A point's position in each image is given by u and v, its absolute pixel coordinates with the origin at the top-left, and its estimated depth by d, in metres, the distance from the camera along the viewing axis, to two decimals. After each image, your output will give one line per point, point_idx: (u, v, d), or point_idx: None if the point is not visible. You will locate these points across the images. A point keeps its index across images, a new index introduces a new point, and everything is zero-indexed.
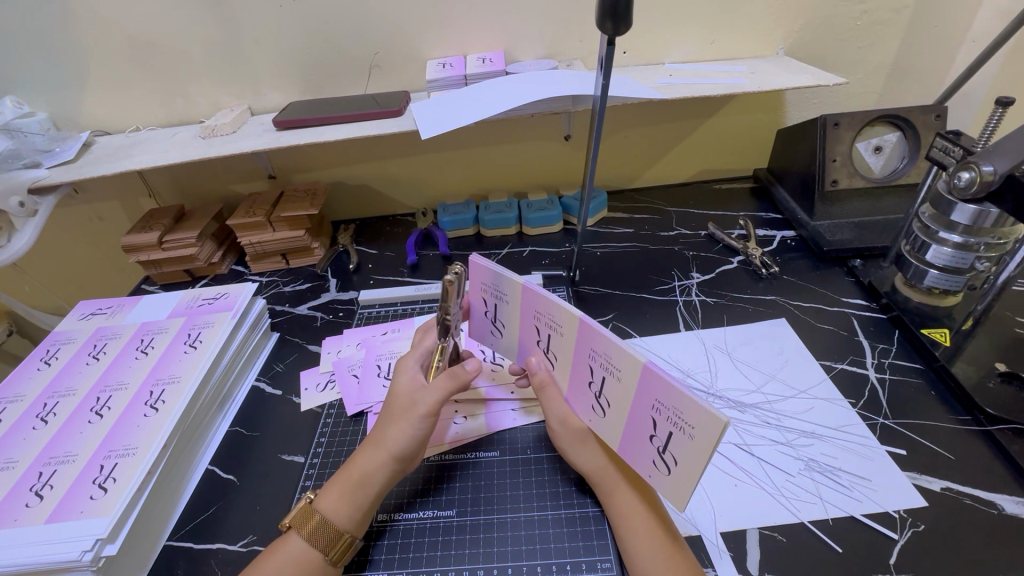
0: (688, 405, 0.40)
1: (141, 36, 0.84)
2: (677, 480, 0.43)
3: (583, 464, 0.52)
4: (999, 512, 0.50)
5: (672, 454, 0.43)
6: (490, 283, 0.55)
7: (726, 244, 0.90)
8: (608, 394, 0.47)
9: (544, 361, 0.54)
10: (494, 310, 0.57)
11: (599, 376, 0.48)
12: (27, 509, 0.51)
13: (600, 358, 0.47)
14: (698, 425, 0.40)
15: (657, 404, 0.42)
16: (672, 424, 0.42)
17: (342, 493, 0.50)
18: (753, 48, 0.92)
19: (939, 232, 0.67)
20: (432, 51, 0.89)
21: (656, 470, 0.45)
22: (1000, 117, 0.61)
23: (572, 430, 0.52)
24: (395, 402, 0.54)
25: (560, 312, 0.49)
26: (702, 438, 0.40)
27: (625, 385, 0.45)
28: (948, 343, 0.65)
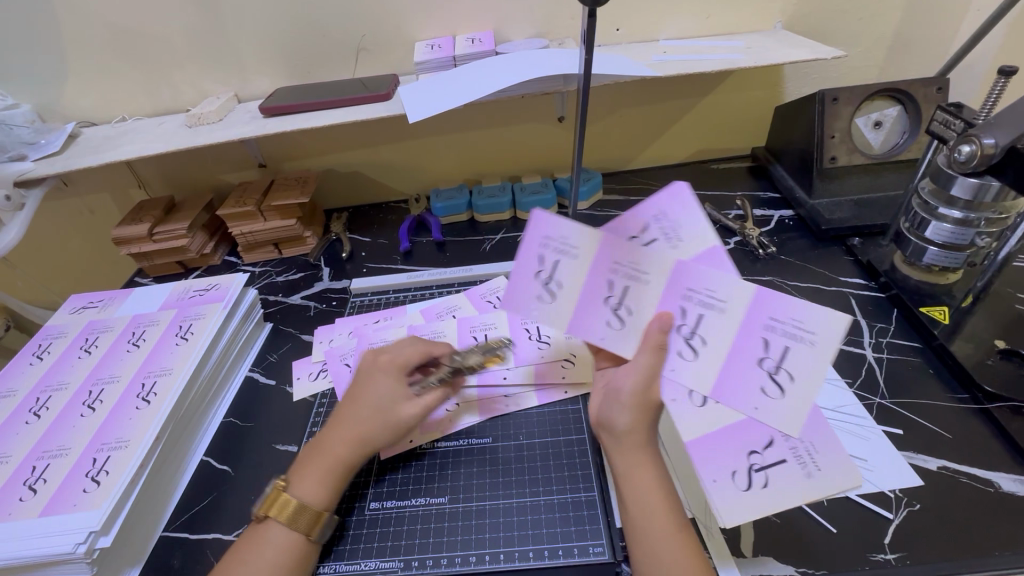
0: (807, 313, 0.43)
1: (122, 23, 0.82)
2: (820, 481, 0.49)
3: (624, 426, 0.46)
4: (995, 490, 0.50)
5: (810, 447, 0.51)
6: (559, 229, 0.46)
7: (723, 225, 0.88)
8: (790, 365, 0.44)
9: (543, 296, 0.49)
10: (550, 267, 0.48)
11: (693, 315, 0.46)
12: (21, 503, 0.51)
13: (698, 295, 0.45)
14: (820, 330, 0.43)
15: (771, 320, 0.44)
16: (785, 337, 0.44)
17: (324, 481, 0.50)
18: (751, 23, 0.89)
19: (938, 208, 0.66)
20: (420, 33, 0.87)
21: (766, 399, 0.45)
22: (1004, 87, 0.59)
23: (645, 399, 0.46)
24: (389, 402, 0.53)
25: (579, 230, 0.46)
26: (822, 346, 0.43)
27: (816, 352, 0.43)
28: (947, 321, 0.64)
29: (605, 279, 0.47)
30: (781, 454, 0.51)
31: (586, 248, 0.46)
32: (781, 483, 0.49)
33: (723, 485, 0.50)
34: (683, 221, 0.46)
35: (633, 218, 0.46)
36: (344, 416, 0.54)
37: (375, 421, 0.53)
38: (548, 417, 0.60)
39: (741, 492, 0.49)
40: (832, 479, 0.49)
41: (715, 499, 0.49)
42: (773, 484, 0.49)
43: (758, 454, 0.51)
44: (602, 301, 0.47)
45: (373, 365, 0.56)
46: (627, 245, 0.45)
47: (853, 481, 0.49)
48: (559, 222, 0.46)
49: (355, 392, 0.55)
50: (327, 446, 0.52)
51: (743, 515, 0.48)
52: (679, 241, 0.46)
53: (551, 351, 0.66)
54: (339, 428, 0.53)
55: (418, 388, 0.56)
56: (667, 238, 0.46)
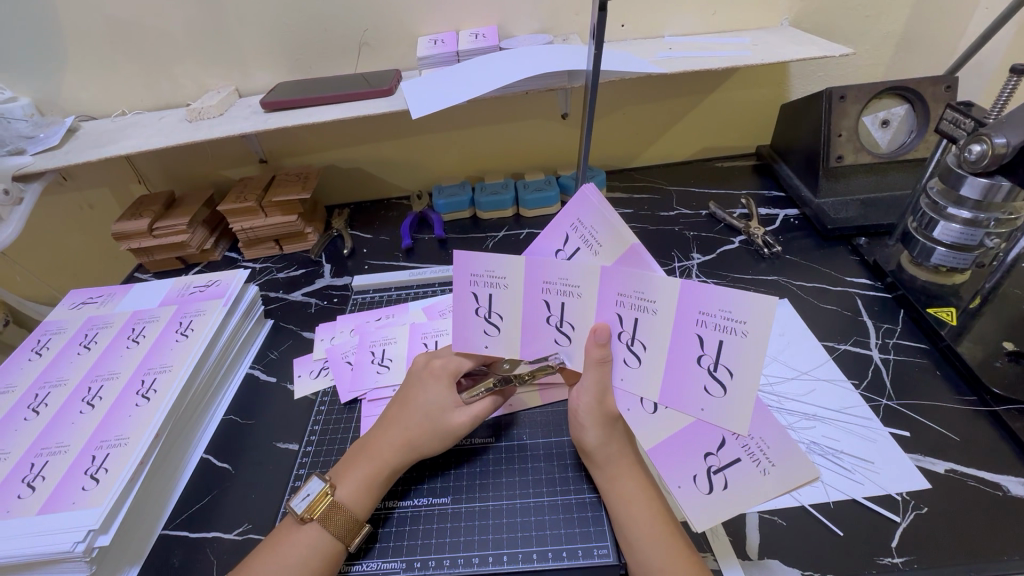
0: (737, 301, 0.39)
1: (121, 16, 0.81)
2: (777, 476, 0.42)
3: (591, 442, 0.49)
4: (1004, 494, 0.49)
5: (763, 439, 0.42)
6: (482, 265, 0.47)
7: (728, 224, 0.87)
8: (727, 361, 0.41)
9: (490, 329, 0.50)
10: (485, 302, 0.49)
11: (629, 321, 0.43)
12: (19, 500, 0.50)
13: (629, 299, 0.43)
14: (750, 318, 0.39)
15: (702, 314, 0.40)
16: (718, 331, 0.40)
17: (368, 487, 0.50)
18: (757, 19, 0.88)
19: (947, 208, 0.65)
20: (424, 27, 0.86)
21: (710, 397, 0.42)
22: (1015, 85, 0.58)
23: (605, 414, 0.48)
24: (439, 413, 0.53)
25: (501, 261, 0.46)
26: (756, 336, 0.39)
27: (750, 345, 0.39)
28: (955, 322, 0.64)
29: (540, 302, 0.47)
30: (734, 452, 0.44)
31: (513, 280, 0.47)
32: (742, 483, 0.43)
33: (689, 490, 0.45)
34: (596, 225, 0.43)
35: (555, 235, 0.46)
36: (393, 421, 0.53)
37: (423, 430, 0.52)
38: (551, 417, 0.60)
39: (704, 495, 0.44)
40: (789, 472, 0.41)
41: (685, 506, 0.45)
42: (733, 487, 0.44)
43: (714, 454, 0.45)
44: (544, 322, 0.48)
45: (424, 371, 0.56)
46: (547, 265, 0.45)
47: (806, 474, 0.41)
48: (479, 258, 0.47)
49: (406, 398, 0.55)
50: (373, 450, 0.52)
51: (708, 518, 0.44)
52: (599, 246, 0.43)
53: None
54: (386, 434, 0.53)
55: (467, 397, 0.55)
56: (588, 244, 0.44)
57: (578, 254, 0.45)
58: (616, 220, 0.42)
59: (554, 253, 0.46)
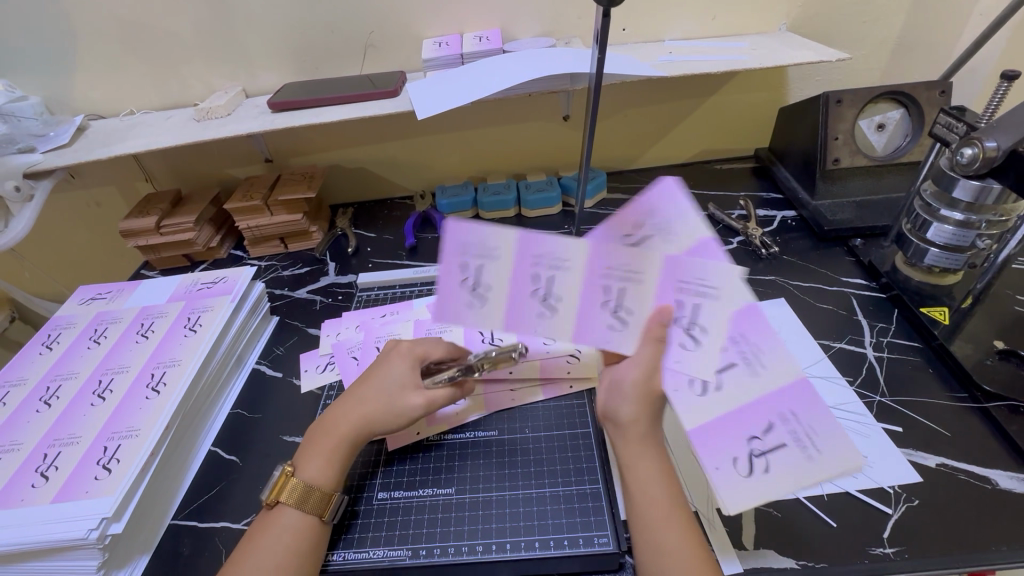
0: (770, 350, 0.46)
1: (131, 17, 0.83)
2: (822, 462, 0.43)
3: (627, 416, 0.49)
4: (993, 487, 0.51)
5: (810, 426, 0.44)
6: (475, 235, 0.45)
7: (726, 225, 0.89)
8: (725, 378, 0.46)
9: (474, 302, 0.48)
10: (473, 273, 0.47)
11: (690, 306, 0.45)
12: (33, 489, 0.52)
13: (692, 287, 0.44)
14: (768, 368, 0.46)
15: (737, 338, 0.46)
16: (738, 357, 0.46)
17: (328, 464, 0.51)
18: (756, 24, 0.90)
19: (940, 210, 0.67)
20: (428, 30, 0.88)
21: (689, 388, 0.47)
22: (1006, 91, 0.60)
23: (648, 391, 0.47)
24: (396, 390, 0.54)
25: (494, 233, 0.45)
26: (764, 380, 0.46)
27: (756, 383, 0.46)
28: (947, 321, 0.65)
29: (527, 275, 0.46)
30: (781, 437, 0.44)
31: (503, 254, 0.46)
32: (786, 469, 0.43)
33: (727, 472, 0.45)
34: (675, 214, 0.43)
35: (623, 219, 0.44)
36: (351, 397, 0.54)
37: (376, 402, 0.53)
38: (553, 411, 0.61)
39: (742, 478, 0.44)
40: (834, 458, 0.43)
41: (718, 487, 0.44)
42: (775, 471, 0.44)
43: (759, 438, 0.45)
44: (530, 295, 0.47)
45: (392, 351, 0.58)
46: (612, 248, 0.44)
47: (851, 462, 0.42)
48: (545, 239, 0.44)
49: (368, 376, 0.56)
50: (330, 427, 0.53)
51: (745, 502, 0.43)
52: (674, 237, 0.43)
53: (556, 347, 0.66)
54: (343, 410, 0.54)
55: (429, 382, 0.55)
56: (662, 233, 0.43)
57: (647, 240, 0.44)
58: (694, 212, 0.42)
59: (620, 236, 0.44)
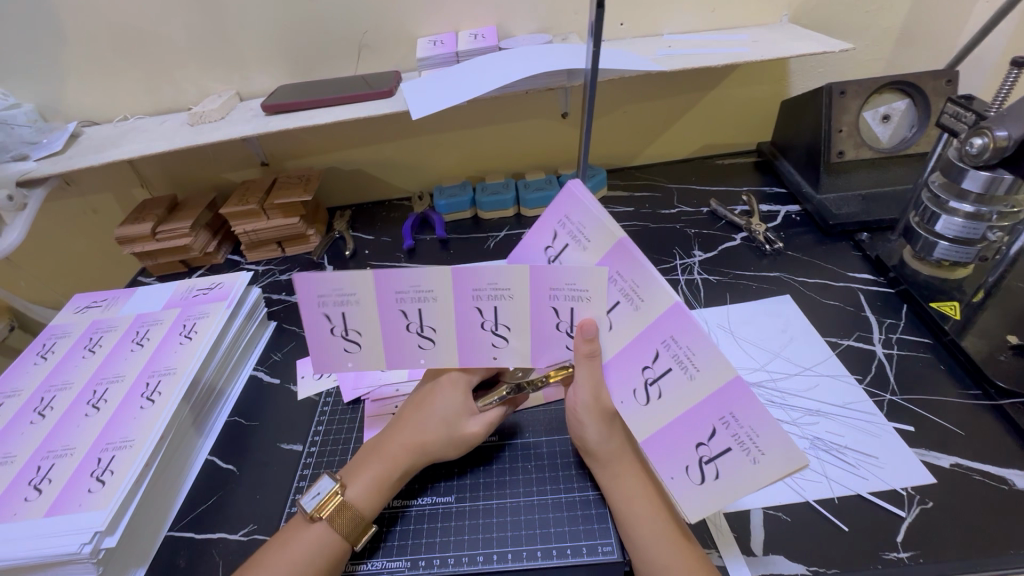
0: (704, 348, 0.40)
1: (123, 21, 0.82)
2: (767, 466, 0.39)
3: (593, 439, 0.49)
4: (1010, 487, 0.49)
5: (753, 428, 0.39)
6: (328, 286, 0.47)
7: (729, 221, 0.87)
8: (665, 384, 0.43)
9: (349, 346, 0.52)
10: (339, 320, 0.50)
11: (610, 301, 0.45)
12: (26, 503, 0.51)
13: (623, 282, 0.44)
14: (705, 368, 0.41)
15: (669, 339, 0.42)
16: (674, 361, 0.42)
17: (378, 489, 0.50)
18: (756, 16, 0.88)
19: (948, 203, 0.65)
20: (423, 29, 0.86)
21: (633, 399, 0.46)
22: (1016, 78, 0.58)
23: (602, 409, 0.49)
24: (455, 420, 0.53)
25: (348, 277, 0.47)
26: (703, 383, 0.41)
27: (695, 387, 0.42)
28: (958, 316, 0.64)
29: (397, 311, 0.49)
30: (725, 442, 0.41)
31: (365, 297, 0.48)
32: (733, 475, 0.41)
33: (681, 481, 0.44)
34: (586, 222, 0.46)
35: (544, 234, 0.49)
36: (406, 423, 0.53)
37: (435, 433, 0.52)
38: (555, 416, 0.60)
39: (696, 485, 0.43)
40: (780, 460, 0.38)
41: (677, 495, 0.44)
42: (725, 477, 0.41)
43: (706, 445, 0.42)
44: (403, 330, 0.50)
45: (441, 374, 0.56)
46: (474, 273, 0.46)
47: (792, 463, 0.37)
48: (403, 275, 0.47)
49: (421, 400, 0.55)
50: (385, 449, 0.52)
51: (701, 509, 0.43)
52: (589, 240, 0.46)
53: None
54: (399, 435, 0.52)
55: (481, 405, 0.55)
56: (576, 240, 0.47)
57: (566, 251, 0.48)
58: (604, 218, 0.44)
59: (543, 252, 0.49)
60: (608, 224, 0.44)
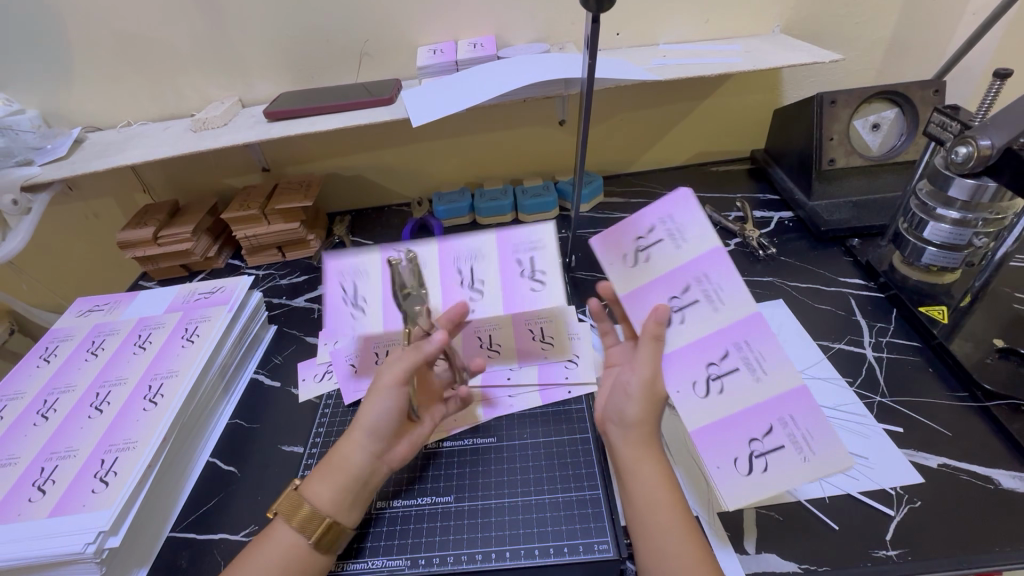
0: (776, 361, 0.46)
1: (128, 29, 0.83)
2: (815, 465, 0.43)
3: (633, 417, 0.49)
4: (995, 487, 0.50)
5: (808, 430, 0.44)
6: (343, 264, 0.53)
7: (724, 227, 0.89)
8: (727, 382, 0.46)
9: (356, 314, 0.54)
10: (349, 289, 0.54)
11: (690, 297, 0.48)
12: (30, 503, 0.51)
13: (706, 286, 0.48)
14: (773, 372, 0.46)
15: (742, 344, 0.46)
16: (739, 360, 0.46)
17: (325, 476, 0.50)
18: (749, 27, 0.90)
19: (936, 209, 0.67)
20: (423, 38, 0.88)
21: (692, 390, 0.47)
22: (999, 90, 0.60)
23: (653, 394, 0.48)
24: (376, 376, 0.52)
25: (361, 254, 0.53)
26: (765, 387, 0.46)
27: (756, 388, 0.46)
28: (946, 320, 0.65)
29: (453, 270, 0.55)
30: (779, 439, 0.45)
31: (429, 260, 0.55)
32: (784, 470, 0.44)
33: (727, 471, 0.46)
34: (690, 224, 0.49)
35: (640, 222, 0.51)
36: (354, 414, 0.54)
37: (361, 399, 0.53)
38: (551, 417, 0.61)
39: (743, 476, 0.45)
40: (826, 462, 0.43)
41: (718, 487, 0.45)
42: (773, 470, 0.44)
43: (758, 440, 0.45)
44: (457, 287, 0.55)
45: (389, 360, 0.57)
46: (511, 235, 0.55)
47: (841, 463, 0.43)
48: (459, 239, 0.55)
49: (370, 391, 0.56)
50: (341, 461, 0.50)
51: (741, 500, 0.44)
52: (684, 242, 0.49)
53: (555, 352, 0.67)
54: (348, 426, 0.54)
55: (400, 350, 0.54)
56: (672, 237, 0.49)
57: (658, 244, 0.50)
58: (706, 222, 0.49)
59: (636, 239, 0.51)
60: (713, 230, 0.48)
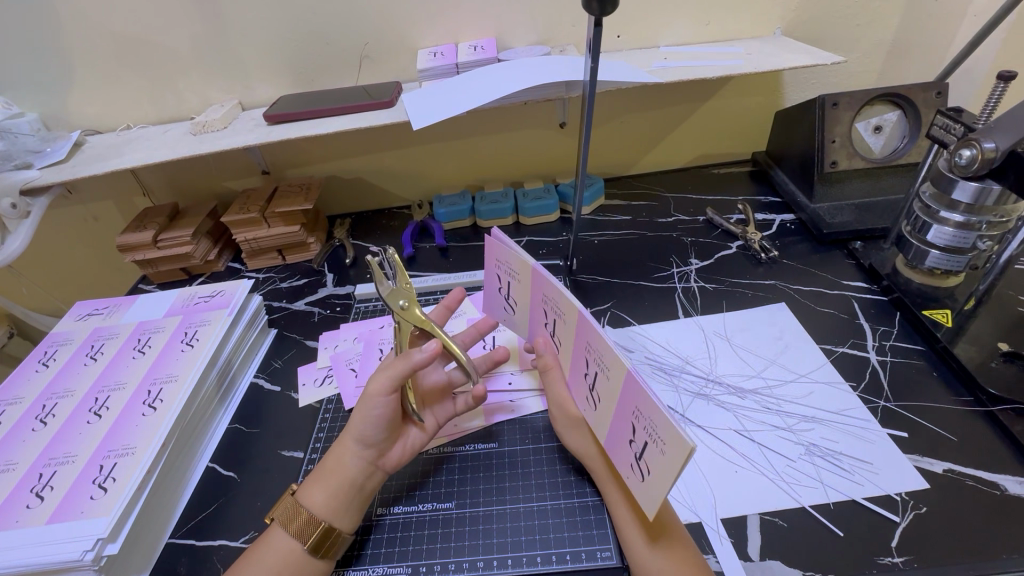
0: (660, 419, 0.39)
1: (128, 33, 0.83)
2: (670, 457, 0.38)
3: (578, 445, 0.53)
4: (1002, 493, 0.50)
5: (651, 420, 0.40)
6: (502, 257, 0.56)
7: (725, 229, 0.89)
8: (599, 389, 0.47)
9: (507, 307, 0.60)
10: (506, 286, 0.59)
11: (551, 320, 0.53)
12: (28, 510, 0.51)
13: (550, 304, 0.52)
14: (611, 366, 0.44)
15: (637, 410, 0.42)
16: (598, 365, 0.47)
17: (316, 482, 0.51)
18: (750, 29, 0.90)
19: (939, 212, 0.66)
20: (424, 40, 0.88)
21: (589, 405, 0.50)
22: (1002, 92, 0.59)
23: (568, 416, 0.53)
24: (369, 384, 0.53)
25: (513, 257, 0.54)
26: (614, 379, 0.44)
27: (613, 383, 0.45)
28: (950, 324, 0.65)
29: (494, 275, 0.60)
30: (642, 435, 0.42)
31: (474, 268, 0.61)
32: (654, 470, 0.41)
33: (631, 481, 0.45)
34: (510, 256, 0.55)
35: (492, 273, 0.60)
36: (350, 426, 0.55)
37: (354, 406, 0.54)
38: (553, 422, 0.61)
39: (639, 483, 0.43)
40: (673, 452, 0.38)
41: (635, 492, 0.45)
42: (650, 473, 0.41)
43: (634, 441, 0.43)
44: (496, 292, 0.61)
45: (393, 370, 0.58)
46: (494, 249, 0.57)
47: (681, 450, 0.37)
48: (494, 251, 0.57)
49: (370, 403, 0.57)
50: (335, 464, 0.51)
51: (650, 507, 0.42)
52: (518, 272, 0.55)
53: None
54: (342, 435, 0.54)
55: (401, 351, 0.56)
56: (513, 277, 0.56)
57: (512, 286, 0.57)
58: (517, 249, 0.54)
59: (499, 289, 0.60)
60: (520, 255, 0.53)
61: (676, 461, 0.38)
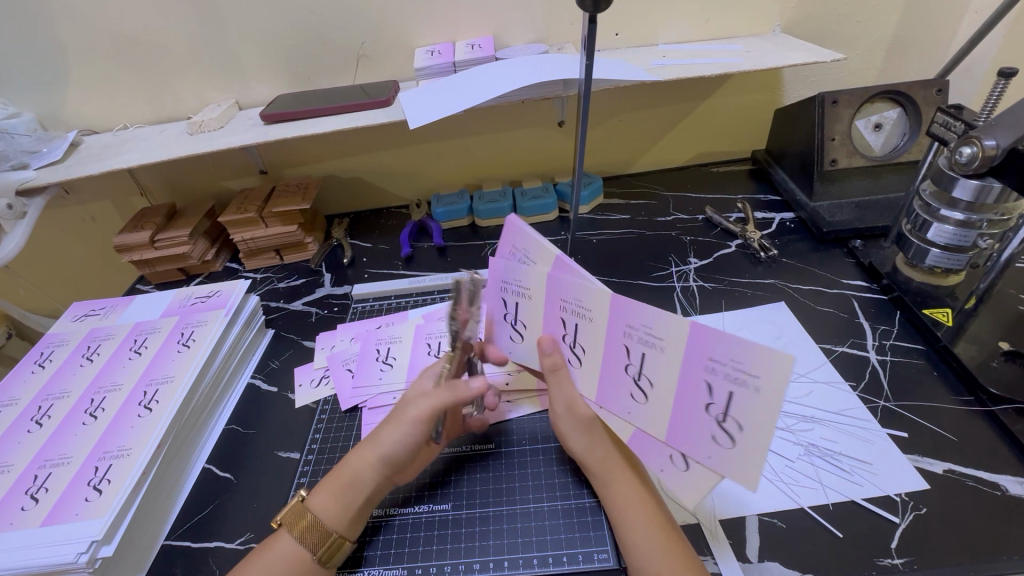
0: (744, 353, 0.38)
1: (124, 32, 0.83)
2: (770, 391, 0.37)
3: (579, 449, 0.51)
4: (1003, 493, 0.49)
5: (725, 360, 0.39)
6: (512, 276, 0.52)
7: (725, 228, 0.88)
8: (649, 372, 0.45)
9: (514, 335, 0.55)
10: (513, 309, 0.54)
11: (570, 324, 0.49)
12: (23, 512, 0.51)
13: (570, 304, 0.49)
14: (666, 335, 0.42)
15: (711, 361, 0.40)
16: (643, 343, 0.44)
17: (335, 493, 0.50)
18: (749, 26, 0.89)
19: (940, 210, 0.66)
20: (421, 38, 0.87)
21: (634, 403, 0.46)
22: (1003, 89, 0.59)
23: (580, 419, 0.51)
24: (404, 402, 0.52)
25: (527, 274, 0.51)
26: (672, 347, 0.42)
27: (669, 355, 0.43)
28: (950, 323, 0.64)
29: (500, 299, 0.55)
30: (723, 387, 0.40)
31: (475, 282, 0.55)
32: (752, 419, 0.39)
33: (670, 472, 0.46)
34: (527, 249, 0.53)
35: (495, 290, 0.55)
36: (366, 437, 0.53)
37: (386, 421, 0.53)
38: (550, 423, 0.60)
39: (730, 449, 0.40)
40: (774, 380, 0.37)
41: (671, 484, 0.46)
42: (745, 425, 0.39)
43: (713, 404, 0.41)
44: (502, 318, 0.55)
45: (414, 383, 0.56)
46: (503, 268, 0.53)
47: (782, 372, 0.36)
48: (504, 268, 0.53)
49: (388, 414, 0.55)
50: (354, 478, 0.50)
51: (752, 473, 0.40)
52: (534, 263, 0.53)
53: None
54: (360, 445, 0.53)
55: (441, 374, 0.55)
56: (521, 293, 0.52)
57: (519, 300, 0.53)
58: (539, 239, 0.52)
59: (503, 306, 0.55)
60: (543, 245, 0.51)
61: (775, 394, 0.37)
